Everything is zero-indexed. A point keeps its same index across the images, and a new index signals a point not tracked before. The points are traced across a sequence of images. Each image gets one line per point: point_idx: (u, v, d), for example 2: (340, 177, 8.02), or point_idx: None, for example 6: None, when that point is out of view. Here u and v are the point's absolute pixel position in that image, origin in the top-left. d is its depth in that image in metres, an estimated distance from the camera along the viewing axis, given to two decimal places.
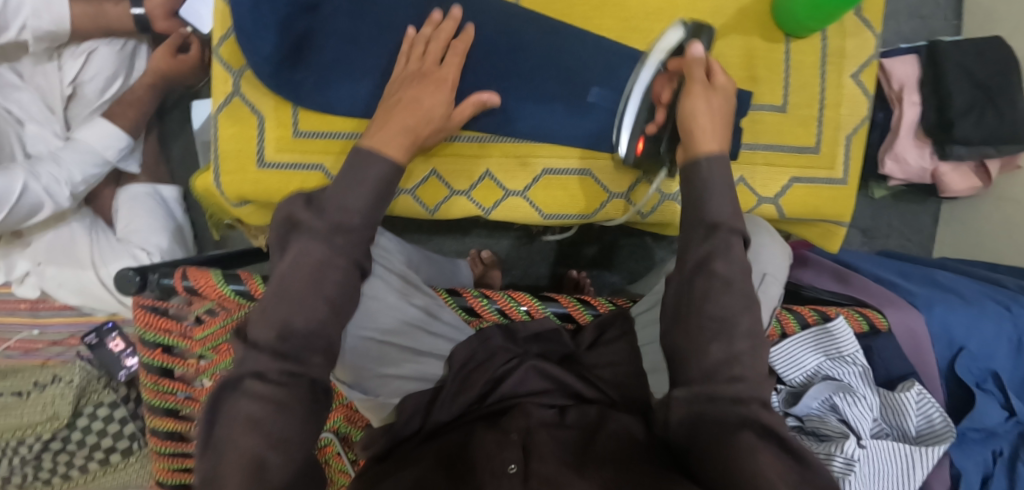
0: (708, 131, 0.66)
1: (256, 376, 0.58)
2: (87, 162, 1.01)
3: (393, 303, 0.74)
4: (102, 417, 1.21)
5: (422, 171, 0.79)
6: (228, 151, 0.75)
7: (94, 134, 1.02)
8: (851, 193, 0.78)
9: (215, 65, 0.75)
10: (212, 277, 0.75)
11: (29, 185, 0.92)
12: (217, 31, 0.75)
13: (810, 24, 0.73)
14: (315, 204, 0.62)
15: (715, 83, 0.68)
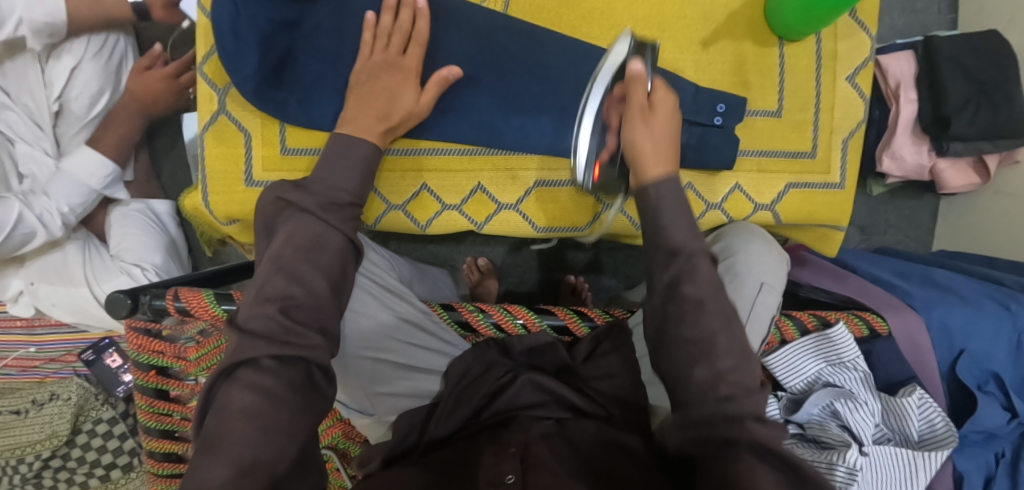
0: (653, 157, 0.64)
1: (250, 364, 0.57)
2: (76, 193, 1.02)
3: (385, 322, 0.73)
4: (101, 434, 1.20)
5: (412, 186, 0.78)
6: (215, 170, 0.74)
7: (82, 164, 1.02)
8: (847, 197, 0.77)
9: (200, 83, 0.74)
10: (205, 297, 0.74)
11: (24, 213, 0.94)
12: (200, 49, 0.74)
13: (801, 29, 0.71)
14: (301, 226, 0.61)
15: (657, 105, 0.65)
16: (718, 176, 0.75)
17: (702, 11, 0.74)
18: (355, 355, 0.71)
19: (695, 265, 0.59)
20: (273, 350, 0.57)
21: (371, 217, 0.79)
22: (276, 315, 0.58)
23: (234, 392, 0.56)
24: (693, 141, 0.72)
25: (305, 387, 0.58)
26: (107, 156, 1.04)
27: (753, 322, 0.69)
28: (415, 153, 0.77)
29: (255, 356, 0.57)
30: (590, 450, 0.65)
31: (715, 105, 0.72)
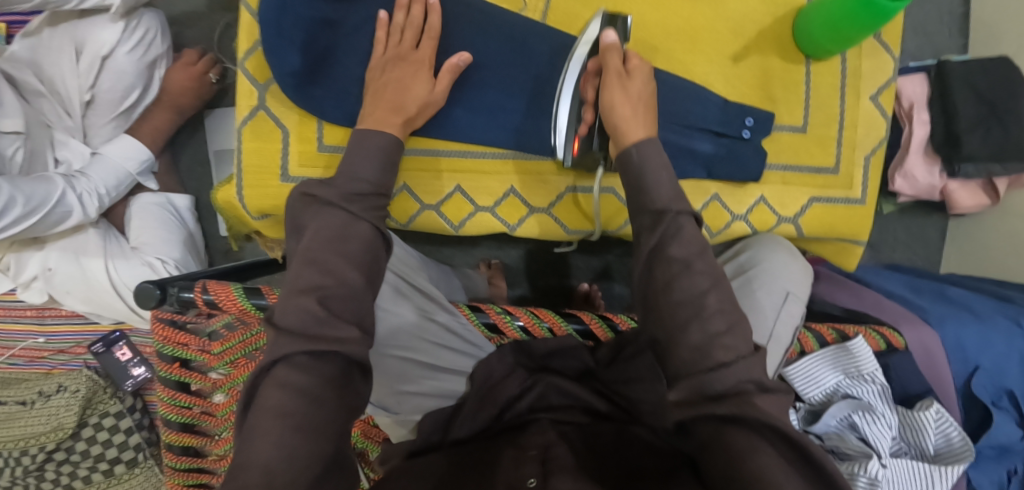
0: (631, 120, 0.66)
1: (284, 360, 0.57)
2: (111, 176, 1.05)
3: (414, 321, 0.74)
4: (107, 427, 1.17)
5: (446, 187, 0.80)
6: (251, 164, 0.75)
7: (120, 149, 1.07)
8: (869, 212, 0.79)
9: (240, 78, 0.75)
10: (233, 291, 0.74)
11: (66, 194, 0.97)
12: (244, 44, 0.75)
13: (830, 47, 0.72)
14: (335, 222, 0.62)
15: (631, 71, 0.68)
16: (744, 187, 0.76)
17: (733, 26, 0.75)
18: (383, 352, 0.72)
19: (678, 225, 0.62)
20: (306, 347, 0.57)
21: (403, 216, 0.81)
22: (312, 307, 0.58)
23: (268, 391, 0.56)
24: (720, 152, 0.74)
25: (341, 383, 0.58)
26: (143, 144, 1.10)
27: (779, 328, 0.70)
28: (433, 153, 0.79)
29: (287, 353, 0.57)
30: (615, 447, 0.67)
31: (744, 119, 0.74)
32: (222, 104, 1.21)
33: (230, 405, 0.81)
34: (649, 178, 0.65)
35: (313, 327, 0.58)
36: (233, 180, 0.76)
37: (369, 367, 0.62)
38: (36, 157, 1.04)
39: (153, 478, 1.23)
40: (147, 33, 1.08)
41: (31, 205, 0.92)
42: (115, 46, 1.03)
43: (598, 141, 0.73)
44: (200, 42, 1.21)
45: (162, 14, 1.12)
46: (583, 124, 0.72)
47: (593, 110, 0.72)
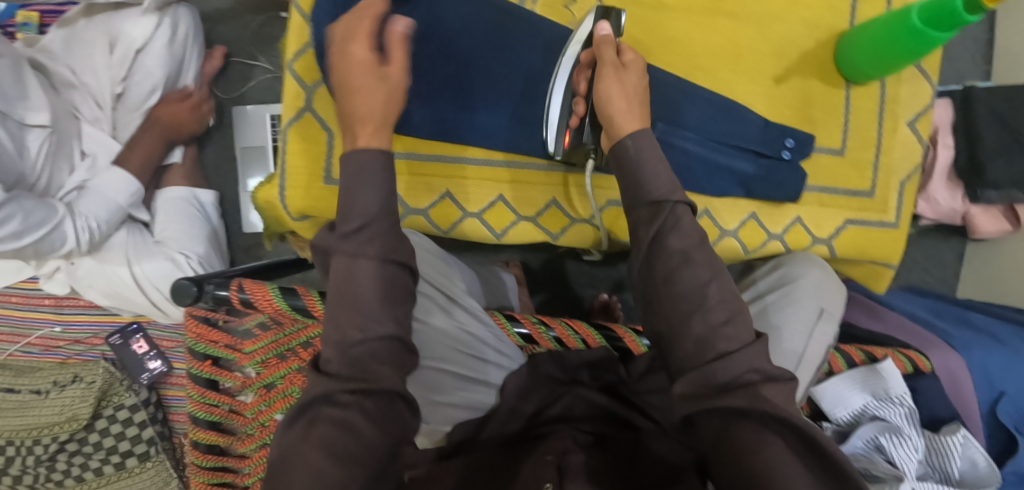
0: (623, 111, 0.65)
1: (325, 398, 0.58)
2: (104, 210, 1.01)
3: (449, 333, 0.73)
4: (121, 420, 1.16)
5: (489, 196, 0.81)
6: (294, 166, 0.75)
7: (112, 180, 1.02)
8: (901, 236, 0.80)
9: (287, 78, 0.76)
10: (269, 291, 0.74)
11: (63, 223, 0.94)
12: (293, 46, 0.75)
13: (870, 72, 0.73)
14: (381, 227, 0.62)
15: (627, 63, 0.68)
16: (781, 207, 0.77)
17: (776, 47, 0.76)
18: (421, 365, 0.71)
19: (676, 217, 0.61)
20: (347, 385, 0.58)
21: (444, 222, 0.81)
22: (335, 355, 0.60)
23: (314, 428, 0.57)
24: (760, 172, 0.74)
25: (383, 415, 0.58)
26: (133, 174, 1.04)
27: (812, 345, 0.71)
28: (460, 160, 0.80)
29: (328, 391, 0.58)
30: (635, 460, 0.67)
31: (785, 140, 0.74)
32: (251, 101, 1.22)
33: (258, 404, 0.80)
34: (646, 173, 0.63)
35: (348, 372, 0.59)
36: (275, 180, 0.76)
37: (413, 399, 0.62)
38: (60, 148, 1.04)
39: (165, 473, 1.20)
40: (181, 29, 1.08)
41: (28, 228, 0.89)
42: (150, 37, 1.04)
43: (591, 132, 0.72)
44: (231, 40, 1.21)
45: (196, 10, 1.13)
46: (576, 116, 0.72)
47: (586, 101, 0.71)
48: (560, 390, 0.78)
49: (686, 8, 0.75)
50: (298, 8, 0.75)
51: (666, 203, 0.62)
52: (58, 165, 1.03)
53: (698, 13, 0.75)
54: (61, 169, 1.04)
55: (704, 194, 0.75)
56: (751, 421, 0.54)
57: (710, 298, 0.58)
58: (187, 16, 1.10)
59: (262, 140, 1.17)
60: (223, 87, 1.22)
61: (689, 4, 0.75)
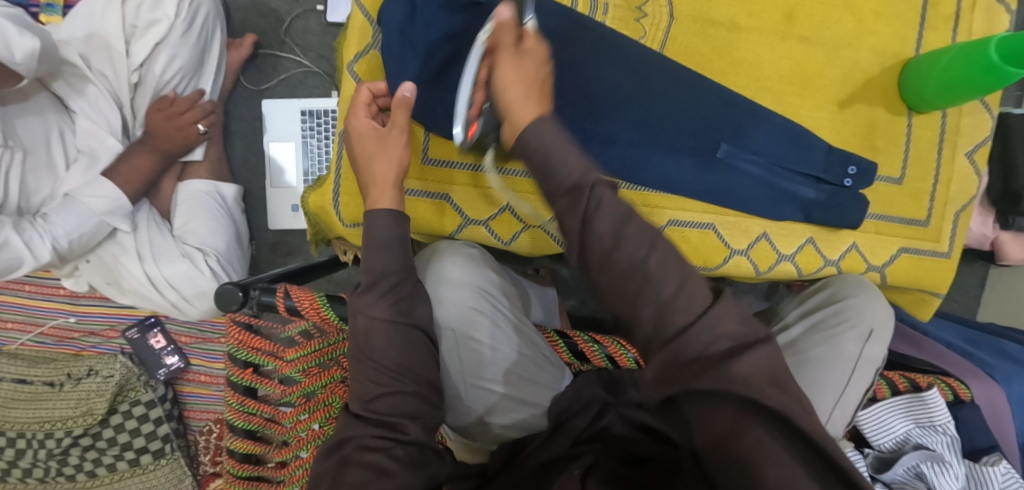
0: (521, 101, 0.55)
1: (358, 444, 0.62)
2: (74, 219, 0.97)
3: (504, 353, 0.74)
4: (136, 416, 1.13)
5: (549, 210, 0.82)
6: (348, 170, 0.76)
7: (90, 188, 0.99)
8: (952, 267, 0.80)
9: (347, 80, 0.76)
10: (317, 300, 0.72)
11: (11, 238, 0.92)
12: (356, 46, 0.76)
13: (935, 103, 0.73)
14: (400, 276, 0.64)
15: (526, 49, 0.58)
16: (838, 233, 0.77)
17: (844, 74, 0.76)
18: (476, 385, 0.73)
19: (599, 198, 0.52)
20: (377, 431, 0.62)
21: (507, 234, 0.82)
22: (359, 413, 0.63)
23: (347, 470, 0.60)
24: (821, 198, 0.75)
25: (414, 461, 0.61)
26: (118, 186, 1.00)
27: (861, 367, 0.70)
28: (448, 166, 0.80)
29: (360, 436, 0.62)
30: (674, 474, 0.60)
31: (847, 167, 0.74)
32: (279, 95, 1.18)
33: (297, 414, 0.78)
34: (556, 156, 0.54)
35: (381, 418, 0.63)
36: (330, 183, 0.78)
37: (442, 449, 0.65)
38: (41, 156, 1.00)
39: (179, 471, 1.17)
40: (201, 15, 1.03)
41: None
42: (167, 32, 0.99)
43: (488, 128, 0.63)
44: (263, 31, 1.18)
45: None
46: (473, 107, 0.61)
47: (484, 91, 0.61)
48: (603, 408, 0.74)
49: (759, 29, 0.76)
50: (364, 11, 0.76)
51: (584, 186, 0.52)
52: (35, 176, 1.00)
53: (770, 34, 0.76)
54: (42, 175, 1.01)
55: (764, 217, 0.75)
56: (732, 405, 0.47)
57: (653, 272, 0.50)
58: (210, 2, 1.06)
59: (292, 136, 1.15)
60: (252, 78, 1.18)
61: (762, 25, 0.75)
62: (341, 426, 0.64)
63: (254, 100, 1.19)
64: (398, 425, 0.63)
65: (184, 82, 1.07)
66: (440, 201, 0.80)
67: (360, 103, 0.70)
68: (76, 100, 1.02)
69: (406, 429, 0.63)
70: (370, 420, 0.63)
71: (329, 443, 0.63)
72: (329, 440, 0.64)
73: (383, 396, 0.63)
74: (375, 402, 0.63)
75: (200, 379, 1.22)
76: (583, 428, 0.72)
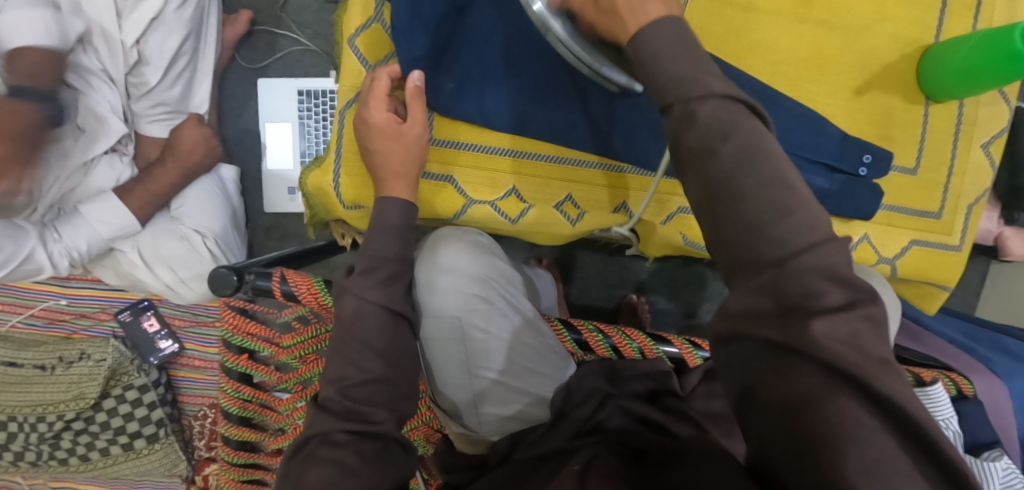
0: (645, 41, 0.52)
1: (322, 439, 0.60)
2: (82, 239, 0.98)
3: (512, 343, 0.72)
4: (130, 400, 1.11)
5: (558, 194, 0.78)
6: (349, 150, 0.74)
7: (100, 212, 0.98)
8: (963, 260, 0.79)
9: (349, 55, 0.74)
10: (314, 285, 0.70)
11: (35, 252, 0.95)
12: (358, 20, 0.73)
13: (955, 92, 0.72)
14: (391, 269, 0.65)
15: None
16: (849, 223, 0.75)
17: (862, 60, 0.74)
18: (479, 375, 0.71)
19: (690, 112, 0.49)
20: (346, 425, 0.61)
21: (512, 215, 0.78)
22: (337, 398, 0.62)
23: (311, 468, 0.58)
24: (835, 188, 0.73)
25: (380, 458, 0.60)
26: (131, 211, 0.99)
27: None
28: (449, 144, 0.75)
29: (327, 431, 0.61)
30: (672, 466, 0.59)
31: (862, 156, 0.73)
32: (276, 74, 1.15)
33: (294, 400, 0.77)
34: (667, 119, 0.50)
35: (352, 410, 0.62)
36: (328, 165, 0.75)
37: (409, 442, 0.65)
38: (51, 139, 0.96)
39: (173, 455, 1.15)
40: None
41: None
42: (164, 6, 0.96)
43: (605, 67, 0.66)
44: (259, 8, 1.14)
45: None
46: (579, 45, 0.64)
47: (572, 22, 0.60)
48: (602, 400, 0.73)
49: (775, 11, 0.73)
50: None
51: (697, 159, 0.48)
52: (43, 160, 0.97)
53: (787, 17, 0.73)
54: (50, 158, 0.98)
55: None
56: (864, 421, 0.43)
57: None
58: None
59: (289, 117, 1.12)
60: (247, 56, 1.15)
61: (779, 7, 0.73)
62: (308, 419, 0.63)
63: (251, 79, 1.15)
64: (370, 416, 0.62)
65: (187, 69, 1.05)
66: (443, 184, 0.76)
67: (378, 95, 0.68)
68: (75, 75, 0.97)
69: (377, 420, 0.62)
70: (340, 414, 0.62)
71: (297, 440, 0.61)
72: (295, 437, 0.62)
73: (361, 384, 0.63)
74: (354, 389, 0.62)
75: (193, 364, 1.20)
76: (580, 422, 0.70)
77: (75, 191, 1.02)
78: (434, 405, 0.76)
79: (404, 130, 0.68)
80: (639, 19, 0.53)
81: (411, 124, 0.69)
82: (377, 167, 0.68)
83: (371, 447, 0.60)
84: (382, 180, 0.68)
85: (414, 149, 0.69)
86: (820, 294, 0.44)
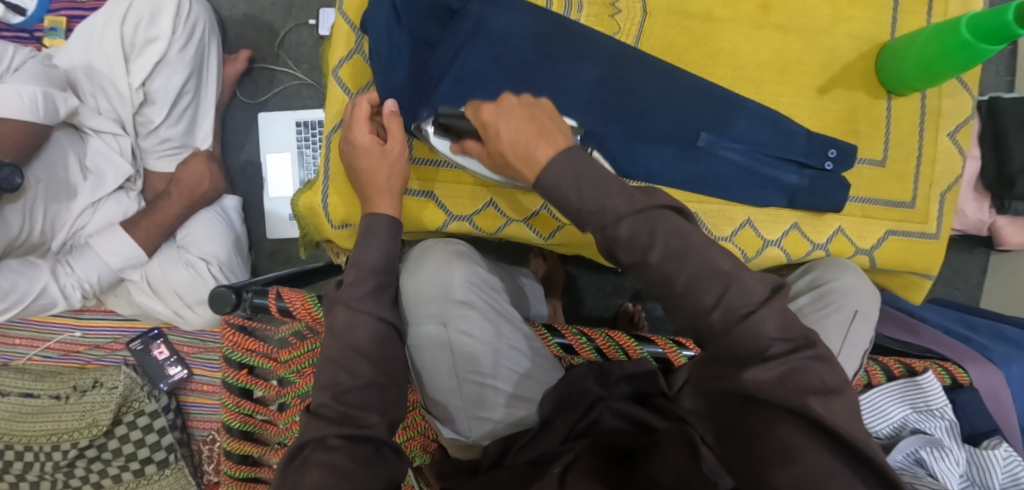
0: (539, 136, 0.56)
1: (317, 443, 0.62)
2: (93, 272, 1.03)
3: (495, 348, 0.74)
4: (141, 427, 1.14)
5: (533, 203, 0.81)
6: (336, 172, 0.78)
7: (108, 244, 1.03)
8: (941, 248, 0.80)
9: (333, 85, 0.78)
10: (308, 300, 0.73)
11: (48, 286, 1.00)
12: (341, 52, 0.78)
13: (914, 84, 0.74)
14: (376, 281, 0.68)
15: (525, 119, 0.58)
16: (823, 217, 0.77)
17: (821, 60, 0.77)
18: (467, 379, 0.73)
19: (619, 168, 0.50)
20: (339, 430, 0.62)
21: (490, 227, 0.81)
22: (329, 402, 0.64)
23: (307, 471, 0.60)
24: (804, 183, 0.75)
25: (371, 460, 0.62)
26: (138, 242, 1.04)
27: (848, 347, 0.71)
28: (431, 163, 0.79)
29: (322, 435, 0.62)
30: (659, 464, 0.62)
31: (828, 150, 0.75)
32: (275, 107, 1.21)
33: (291, 415, 0.79)
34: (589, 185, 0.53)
35: (345, 413, 0.63)
36: (318, 187, 0.79)
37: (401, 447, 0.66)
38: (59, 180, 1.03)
39: (183, 480, 1.18)
40: (196, 30, 1.06)
41: (10, 298, 0.97)
42: (166, 49, 1.02)
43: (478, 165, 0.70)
44: (258, 46, 1.21)
45: (211, 11, 1.12)
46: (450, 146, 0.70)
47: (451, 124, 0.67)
48: (593, 403, 0.74)
49: (734, 19, 0.77)
50: (348, 19, 0.78)
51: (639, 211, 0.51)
52: (56, 204, 1.04)
53: (746, 24, 0.77)
54: (61, 203, 1.05)
55: (747, 204, 0.76)
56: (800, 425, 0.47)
57: None
58: (205, 14, 1.08)
59: (287, 147, 1.17)
60: (248, 92, 1.21)
61: (738, 16, 0.77)
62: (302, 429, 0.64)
63: (251, 114, 1.21)
64: (361, 420, 0.63)
65: (191, 105, 1.10)
66: (423, 199, 0.79)
67: (360, 118, 0.72)
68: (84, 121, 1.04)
69: (369, 424, 0.63)
70: (333, 419, 0.63)
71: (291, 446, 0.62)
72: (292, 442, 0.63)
73: (354, 390, 0.64)
74: (347, 394, 0.64)
75: (202, 389, 1.23)
76: (571, 426, 0.71)
77: (87, 227, 1.07)
78: (426, 413, 0.78)
79: (384, 149, 0.71)
80: (531, 163, 0.55)
81: (390, 145, 0.72)
82: (364, 186, 0.71)
83: (363, 453, 0.62)
84: (369, 197, 0.71)
85: (395, 167, 0.72)
86: (768, 345, 0.48)
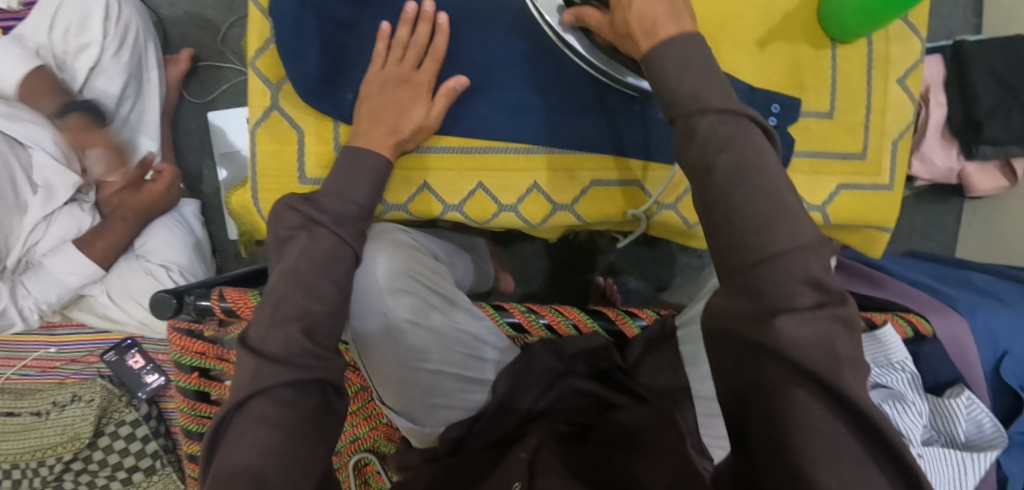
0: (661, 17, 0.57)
1: (262, 393, 0.55)
2: (50, 293, 1.02)
3: (445, 334, 0.72)
4: (123, 436, 1.15)
5: (468, 185, 0.77)
6: (264, 167, 0.76)
7: (63, 264, 1.02)
8: (897, 199, 0.77)
9: (252, 77, 0.76)
10: (250, 296, 0.72)
11: (8, 310, 0.99)
12: (255, 44, 0.76)
13: (858, 30, 0.72)
14: None
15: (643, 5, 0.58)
16: None
17: (759, 13, 0.75)
18: (417, 368, 0.71)
19: (690, 127, 0.53)
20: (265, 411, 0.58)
21: (426, 211, 0.79)
22: (298, 337, 0.57)
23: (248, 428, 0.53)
24: None
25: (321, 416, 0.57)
26: (94, 259, 1.03)
27: None
28: None
29: (269, 386, 0.55)
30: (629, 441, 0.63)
31: (770, 106, 0.73)
32: (224, 105, 1.19)
33: None
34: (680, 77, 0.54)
35: (296, 358, 0.56)
36: (249, 184, 0.77)
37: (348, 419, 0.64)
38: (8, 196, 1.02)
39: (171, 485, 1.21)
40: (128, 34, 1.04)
41: None
42: (99, 54, 1.01)
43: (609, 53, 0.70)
44: (201, 44, 1.18)
45: (146, 11, 1.09)
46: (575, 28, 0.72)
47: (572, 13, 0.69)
48: (552, 380, 0.75)
49: None
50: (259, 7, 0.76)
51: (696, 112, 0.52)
52: (7, 218, 1.03)
53: None
54: (13, 217, 1.04)
55: None
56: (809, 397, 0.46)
57: None
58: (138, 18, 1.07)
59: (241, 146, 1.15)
60: (195, 92, 1.19)
61: None
62: None
63: (202, 114, 1.20)
64: None
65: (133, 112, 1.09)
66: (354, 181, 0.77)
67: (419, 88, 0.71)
68: None
69: None
70: None
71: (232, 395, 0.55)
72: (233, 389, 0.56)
73: None
74: None
75: None
76: (531, 405, 0.73)
77: (40, 243, 1.06)
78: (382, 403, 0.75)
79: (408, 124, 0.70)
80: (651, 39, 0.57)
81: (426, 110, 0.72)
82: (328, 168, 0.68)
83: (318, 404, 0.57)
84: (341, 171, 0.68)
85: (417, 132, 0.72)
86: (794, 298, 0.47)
